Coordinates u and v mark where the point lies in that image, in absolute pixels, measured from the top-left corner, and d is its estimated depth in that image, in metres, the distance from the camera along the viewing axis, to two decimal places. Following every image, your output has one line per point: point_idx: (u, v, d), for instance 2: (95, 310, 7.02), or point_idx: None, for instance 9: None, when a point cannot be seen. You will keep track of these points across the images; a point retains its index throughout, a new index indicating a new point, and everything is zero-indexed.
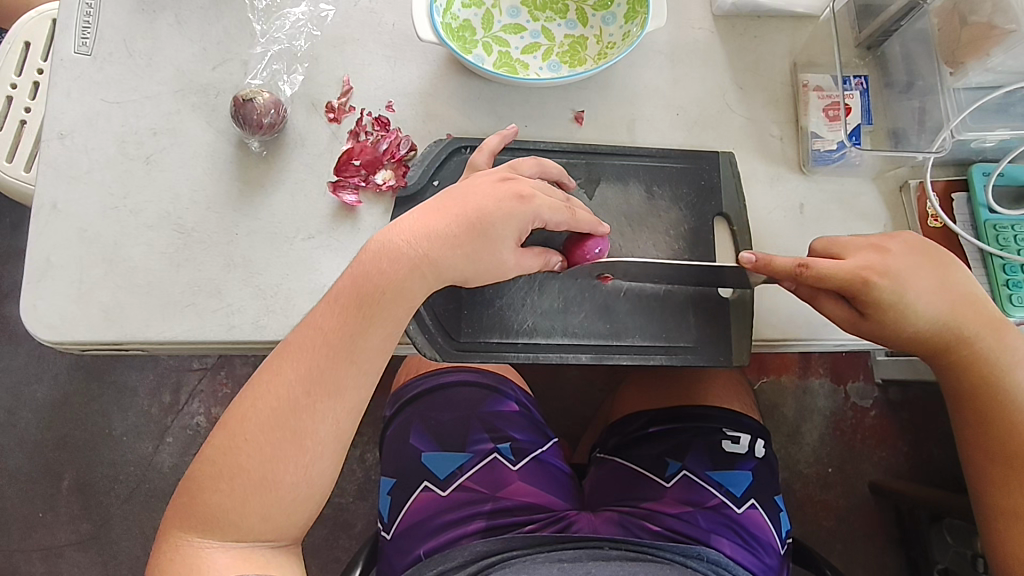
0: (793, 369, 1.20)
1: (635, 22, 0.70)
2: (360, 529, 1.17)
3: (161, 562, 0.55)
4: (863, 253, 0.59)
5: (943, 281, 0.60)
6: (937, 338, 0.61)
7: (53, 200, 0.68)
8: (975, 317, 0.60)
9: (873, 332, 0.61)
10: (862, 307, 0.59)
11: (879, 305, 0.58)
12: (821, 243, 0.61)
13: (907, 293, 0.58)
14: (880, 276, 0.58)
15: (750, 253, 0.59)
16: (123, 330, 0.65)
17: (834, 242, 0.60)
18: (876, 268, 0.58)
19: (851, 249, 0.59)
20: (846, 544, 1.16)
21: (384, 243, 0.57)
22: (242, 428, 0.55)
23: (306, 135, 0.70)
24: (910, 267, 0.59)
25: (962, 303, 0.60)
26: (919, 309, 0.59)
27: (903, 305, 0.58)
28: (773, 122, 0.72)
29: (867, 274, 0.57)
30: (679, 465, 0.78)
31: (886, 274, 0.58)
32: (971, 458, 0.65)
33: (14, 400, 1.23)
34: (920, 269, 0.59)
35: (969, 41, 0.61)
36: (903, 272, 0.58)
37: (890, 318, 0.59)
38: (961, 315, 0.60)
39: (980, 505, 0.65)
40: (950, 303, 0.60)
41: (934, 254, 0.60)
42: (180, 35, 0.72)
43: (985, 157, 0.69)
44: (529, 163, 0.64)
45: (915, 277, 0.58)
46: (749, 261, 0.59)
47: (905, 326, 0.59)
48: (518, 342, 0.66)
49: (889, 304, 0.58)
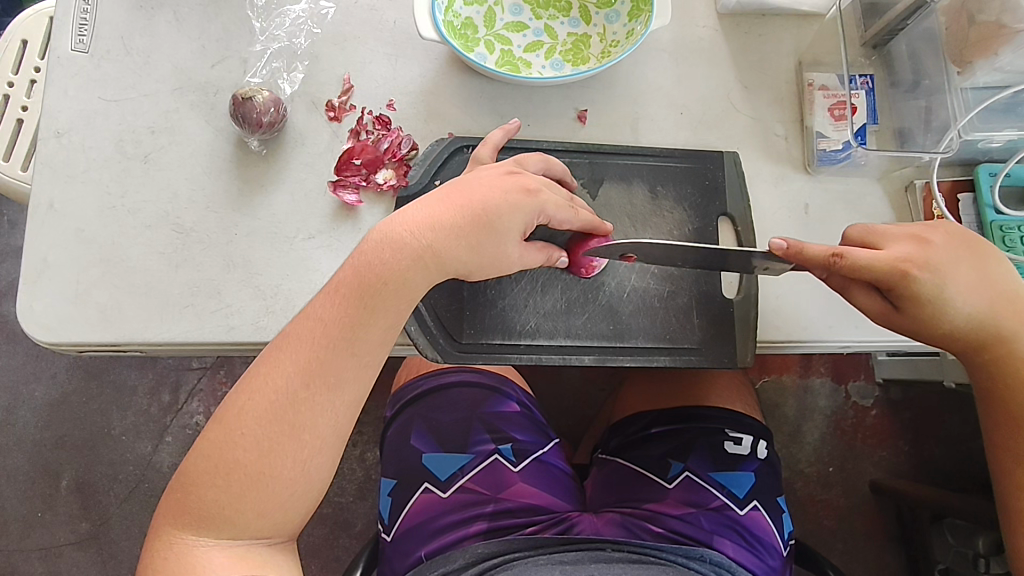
0: (794, 368, 1.20)
1: (639, 19, 0.70)
2: (359, 529, 1.17)
3: (154, 560, 0.54)
4: (902, 245, 0.58)
5: (982, 276, 0.59)
6: (974, 336, 0.60)
7: (50, 200, 0.67)
8: (1013, 315, 0.60)
9: (905, 325, 0.60)
10: (896, 300, 0.58)
11: (916, 299, 0.57)
12: (856, 232, 0.59)
13: (946, 287, 0.57)
14: (920, 270, 0.56)
15: (782, 240, 0.56)
16: (122, 331, 0.65)
17: (872, 231, 0.59)
18: (916, 261, 0.56)
19: (888, 239, 0.58)
20: (846, 544, 1.16)
21: (386, 233, 0.56)
22: (237, 422, 0.54)
23: (306, 134, 0.69)
24: (950, 260, 0.57)
25: (999, 300, 0.59)
26: (957, 304, 0.58)
27: (941, 299, 0.57)
28: (777, 122, 0.71)
29: (907, 267, 0.56)
30: (681, 466, 0.77)
31: (926, 268, 0.56)
32: (1000, 465, 0.65)
33: (12, 399, 1.22)
34: (960, 262, 0.58)
35: (977, 40, 0.60)
36: (944, 264, 0.57)
37: (926, 313, 0.58)
38: (998, 313, 0.59)
39: (1007, 512, 0.65)
40: (989, 299, 0.59)
41: (975, 246, 0.59)
42: (178, 32, 0.71)
43: (992, 157, 0.68)
44: (534, 158, 0.64)
45: (954, 270, 0.57)
46: (780, 248, 0.56)
47: (941, 321, 0.58)
48: (521, 344, 0.66)
49: (926, 298, 0.57)
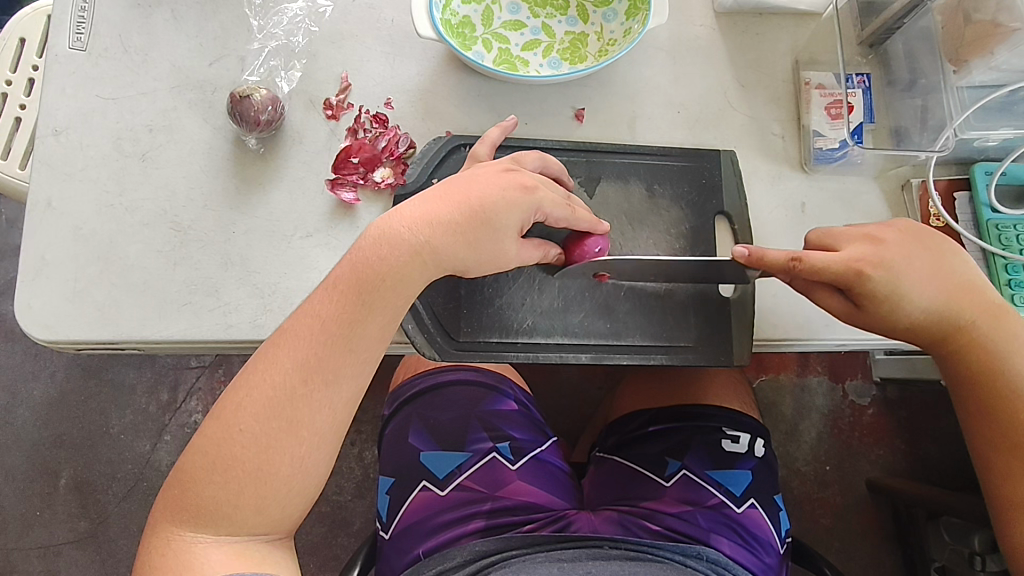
0: (791, 367, 1.20)
1: (637, 18, 0.70)
2: (358, 527, 1.17)
3: (152, 557, 0.54)
4: (856, 245, 0.58)
5: (938, 269, 0.59)
6: (938, 329, 0.61)
7: (48, 198, 0.67)
8: (974, 305, 0.60)
9: (870, 323, 0.60)
10: (857, 300, 0.58)
11: (874, 297, 0.57)
12: (815, 235, 0.60)
13: (901, 283, 0.57)
14: (874, 268, 0.57)
15: (743, 248, 0.58)
16: (119, 329, 0.65)
17: (828, 234, 0.60)
18: (869, 260, 0.57)
19: (843, 240, 0.59)
20: (843, 543, 1.16)
21: (385, 229, 0.56)
22: (236, 417, 0.54)
23: (304, 132, 0.69)
24: (904, 257, 0.58)
25: (958, 291, 0.60)
26: (915, 299, 0.58)
27: (898, 295, 0.57)
28: (775, 120, 0.71)
29: (861, 266, 0.57)
30: (679, 464, 0.77)
31: (880, 265, 0.57)
32: None
33: (11, 398, 1.22)
34: (914, 258, 0.58)
35: (973, 39, 0.60)
36: (897, 262, 0.57)
37: (886, 310, 0.58)
38: (959, 304, 0.60)
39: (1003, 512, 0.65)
40: (947, 292, 0.59)
41: (928, 240, 0.60)
42: (176, 30, 0.71)
43: (988, 156, 0.69)
44: (532, 155, 0.63)
45: (908, 266, 0.58)
46: (741, 256, 0.58)
47: (902, 317, 0.59)
48: (518, 342, 0.66)
49: (884, 295, 0.57)
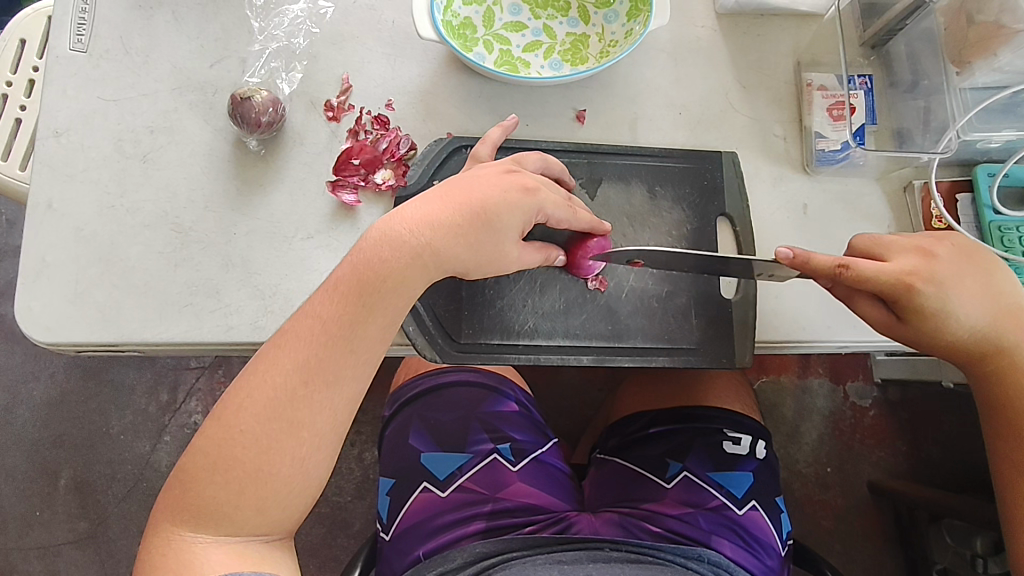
0: (792, 368, 1.20)
1: (638, 19, 0.70)
2: (358, 528, 1.17)
3: (151, 557, 0.54)
4: (907, 257, 0.57)
5: (987, 289, 0.59)
6: (975, 347, 0.61)
7: (49, 200, 0.67)
8: (1016, 328, 0.60)
9: (909, 336, 0.60)
10: (901, 312, 0.58)
11: (920, 312, 0.57)
12: (862, 241, 0.59)
13: (950, 300, 0.57)
14: (925, 283, 0.56)
15: (788, 249, 0.57)
16: (120, 330, 0.64)
17: (878, 241, 0.59)
18: (920, 274, 0.56)
19: (894, 250, 0.58)
20: (844, 545, 1.16)
21: (386, 230, 0.56)
22: (237, 418, 0.54)
23: (305, 133, 0.69)
24: (955, 273, 0.57)
25: (1002, 313, 0.59)
26: (960, 317, 0.58)
27: (944, 312, 0.57)
28: (776, 122, 0.71)
29: (912, 279, 0.56)
30: (680, 466, 0.77)
31: (931, 281, 0.56)
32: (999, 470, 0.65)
33: (12, 398, 1.22)
34: (964, 276, 0.58)
35: (975, 41, 0.60)
36: (948, 277, 0.57)
37: (929, 325, 0.58)
38: (1002, 325, 0.60)
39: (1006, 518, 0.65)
40: (992, 313, 0.59)
41: (980, 258, 0.59)
42: (177, 31, 0.71)
43: (990, 157, 0.68)
44: (533, 156, 0.63)
45: (958, 283, 0.57)
46: (786, 257, 0.56)
47: (943, 334, 0.59)
48: (520, 344, 0.66)
49: (930, 311, 0.57)
